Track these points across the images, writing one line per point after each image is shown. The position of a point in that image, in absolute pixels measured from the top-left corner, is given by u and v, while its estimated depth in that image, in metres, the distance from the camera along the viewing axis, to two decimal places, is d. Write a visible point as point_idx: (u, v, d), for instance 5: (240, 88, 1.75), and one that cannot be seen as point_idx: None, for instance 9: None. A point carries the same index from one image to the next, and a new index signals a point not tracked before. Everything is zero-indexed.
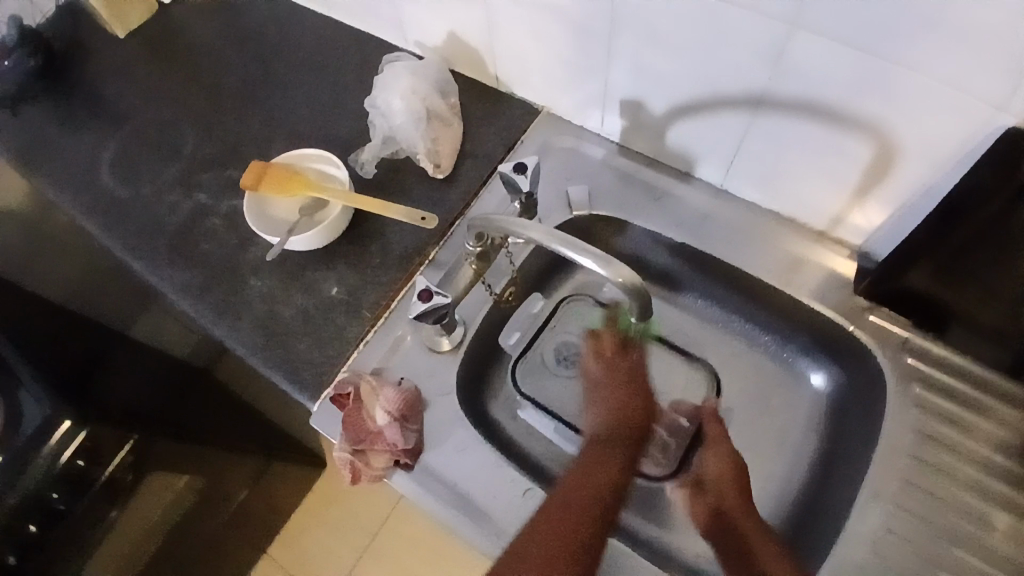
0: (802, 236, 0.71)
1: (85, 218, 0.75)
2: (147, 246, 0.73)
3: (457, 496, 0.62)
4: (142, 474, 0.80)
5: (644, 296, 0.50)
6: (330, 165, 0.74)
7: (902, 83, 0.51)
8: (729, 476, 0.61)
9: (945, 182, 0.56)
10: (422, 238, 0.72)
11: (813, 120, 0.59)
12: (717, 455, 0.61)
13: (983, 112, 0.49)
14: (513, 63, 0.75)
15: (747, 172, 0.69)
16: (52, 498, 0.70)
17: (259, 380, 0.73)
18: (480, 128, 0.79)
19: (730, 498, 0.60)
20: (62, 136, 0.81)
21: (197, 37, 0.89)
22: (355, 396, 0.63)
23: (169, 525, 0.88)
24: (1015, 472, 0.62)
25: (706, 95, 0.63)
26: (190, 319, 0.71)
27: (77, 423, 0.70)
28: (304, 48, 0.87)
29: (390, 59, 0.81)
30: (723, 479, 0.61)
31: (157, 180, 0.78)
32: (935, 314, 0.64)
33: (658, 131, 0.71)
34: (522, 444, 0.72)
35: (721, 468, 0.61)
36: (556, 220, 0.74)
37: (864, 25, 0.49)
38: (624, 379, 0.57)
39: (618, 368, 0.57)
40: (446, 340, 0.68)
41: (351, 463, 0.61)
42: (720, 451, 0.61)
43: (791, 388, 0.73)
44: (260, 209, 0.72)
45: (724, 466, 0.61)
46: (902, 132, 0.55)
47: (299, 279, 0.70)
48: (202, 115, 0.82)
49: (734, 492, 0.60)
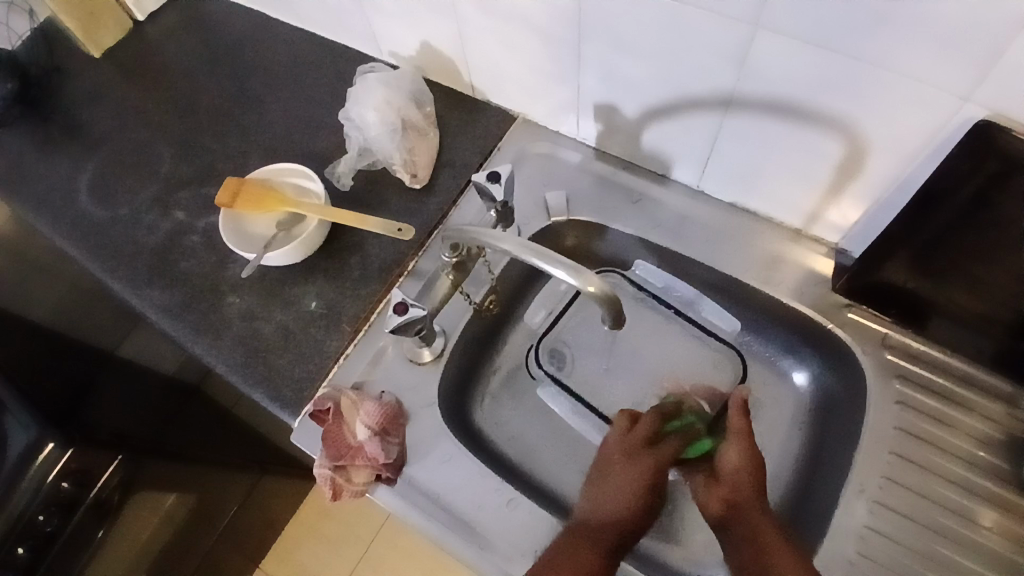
0: (781, 234, 0.71)
1: (65, 241, 0.75)
2: (126, 267, 0.73)
3: (441, 509, 0.61)
4: (130, 494, 0.82)
5: (617, 306, 0.48)
6: (306, 179, 0.74)
7: (869, 79, 0.51)
8: (746, 474, 0.58)
9: (918, 176, 0.56)
10: (400, 250, 0.72)
11: (785, 119, 0.58)
12: (738, 450, 0.59)
13: (950, 104, 0.49)
14: (485, 71, 0.75)
15: (723, 172, 0.69)
16: (40, 519, 0.71)
17: (243, 397, 0.73)
18: (456, 138, 0.79)
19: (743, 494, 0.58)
20: (40, 159, 0.81)
21: (172, 56, 0.89)
22: (335, 411, 0.62)
23: (164, 543, 0.89)
24: (1001, 469, 0.62)
25: (677, 96, 0.63)
26: (171, 339, 0.71)
27: (62, 445, 0.73)
28: (278, 62, 0.87)
29: (364, 71, 0.81)
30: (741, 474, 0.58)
31: (135, 200, 0.78)
32: (914, 309, 0.64)
33: (633, 134, 0.71)
34: (508, 452, 0.72)
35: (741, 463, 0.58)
36: (535, 226, 0.74)
37: (822, 22, 0.49)
38: (643, 474, 0.59)
39: (642, 458, 0.60)
40: (427, 351, 0.67)
41: (332, 480, 0.60)
42: (741, 445, 0.59)
43: (777, 388, 0.72)
44: (236, 226, 0.72)
45: (742, 460, 0.58)
46: (874, 127, 0.54)
47: (278, 295, 0.70)
48: (178, 134, 0.82)
49: (749, 489, 0.58)
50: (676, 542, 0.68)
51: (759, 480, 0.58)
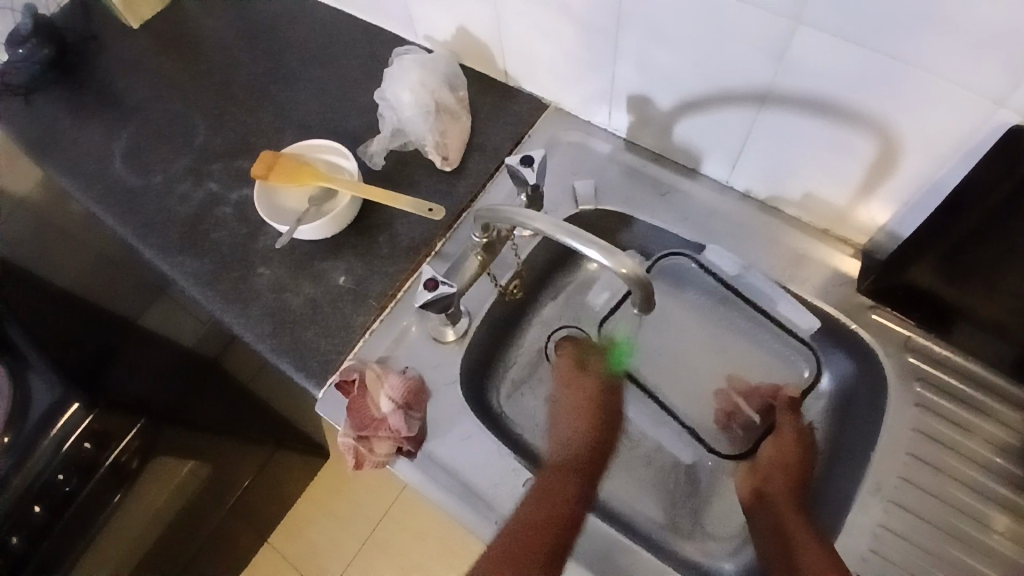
0: (807, 233, 0.71)
1: (99, 208, 0.76)
2: (159, 234, 0.74)
3: (459, 484, 0.62)
4: (149, 459, 0.80)
5: (647, 291, 0.49)
6: (338, 157, 0.75)
7: (910, 79, 0.51)
8: (779, 467, 0.65)
9: (949, 178, 0.56)
10: (430, 229, 0.73)
11: (822, 117, 0.59)
12: (783, 442, 0.67)
13: (986, 108, 0.49)
14: (521, 58, 0.76)
15: (752, 167, 0.70)
16: (59, 479, 0.71)
17: (267, 367, 0.74)
18: (488, 122, 0.80)
19: (777, 486, 0.64)
20: (75, 127, 0.83)
21: (208, 30, 0.90)
22: (360, 383, 0.64)
23: (173, 512, 0.88)
24: (1017, 476, 0.62)
25: (713, 89, 0.63)
26: (199, 307, 0.73)
27: (85, 407, 0.72)
28: (314, 41, 0.88)
29: (400, 52, 0.82)
30: (781, 465, 0.65)
31: (168, 170, 0.79)
32: (938, 312, 0.64)
33: (664, 126, 0.72)
34: (524, 433, 0.73)
35: (781, 455, 0.66)
36: (562, 214, 0.74)
37: (862, 22, 0.49)
38: (587, 398, 0.70)
39: (582, 384, 0.71)
40: (451, 331, 0.69)
41: (354, 449, 0.62)
42: (782, 442, 0.67)
43: (806, 398, 0.72)
44: (269, 199, 0.73)
45: (786, 449, 0.66)
46: (909, 127, 0.55)
47: (307, 268, 0.71)
48: (213, 107, 0.83)
49: (781, 480, 0.64)
50: (690, 535, 0.69)
51: (792, 475, 0.65)
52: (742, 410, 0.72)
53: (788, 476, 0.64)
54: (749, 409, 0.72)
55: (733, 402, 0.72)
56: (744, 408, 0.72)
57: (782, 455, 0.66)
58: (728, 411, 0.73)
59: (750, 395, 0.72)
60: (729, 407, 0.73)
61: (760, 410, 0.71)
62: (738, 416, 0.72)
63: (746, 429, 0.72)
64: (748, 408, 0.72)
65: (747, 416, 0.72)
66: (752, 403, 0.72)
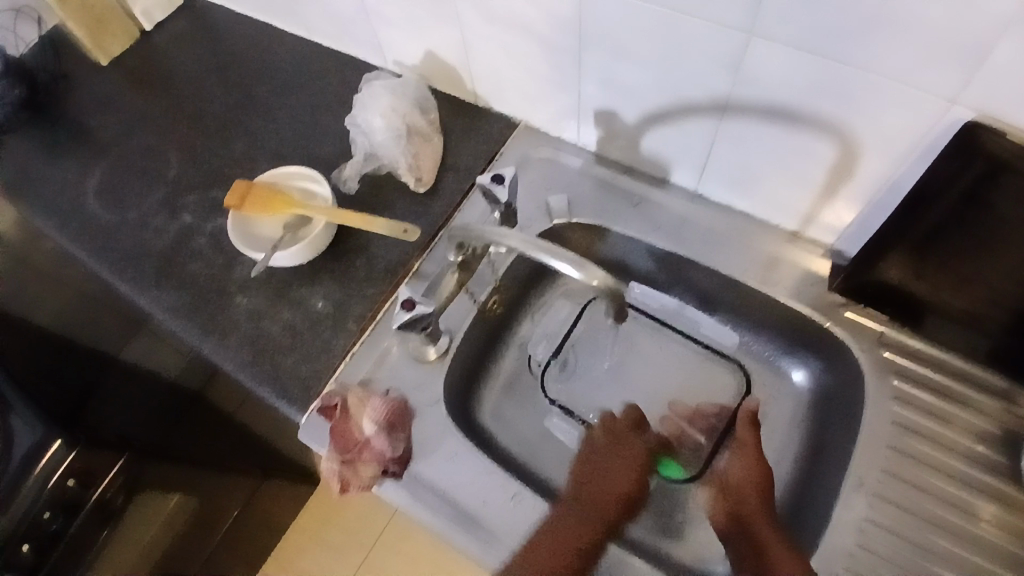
0: (775, 236, 0.73)
1: (73, 244, 0.76)
2: (135, 269, 0.74)
3: (446, 503, 0.62)
4: (132, 496, 0.80)
5: (621, 297, 0.50)
6: (313, 183, 0.75)
7: (864, 84, 0.53)
8: (751, 484, 0.61)
9: (907, 175, 0.58)
10: (406, 251, 0.73)
11: (781, 124, 0.61)
12: (744, 459, 0.62)
13: (939, 105, 0.51)
14: (489, 79, 0.77)
15: (719, 175, 0.71)
16: (44, 518, 0.70)
17: (249, 396, 0.74)
18: (460, 142, 0.81)
19: (750, 503, 0.61)
20: (47, 165, 0.82)
21: (178, 64, 0.91)
22: (343, 408, 0.64)
23: (159, 554, 0.85)
24: (998, 463, 0.63)
25: (675, 101, 0.65)
26: (178, 339, 0.72)
27: (67, 444, 0.74)
28: (284, 70, 0.89)
29: (371, 78, 0.83)
30: (746, 485, 0.61)
31: (142, 204, 0.79)
32: (909, 307, 0.66)
33: (632, 139, 0.73)
34: (511, 449, 0.73)
35: (745, 471, 0.62)
36: (537, 228, 0.75)
37: (815, 31, 0.51)
38: (630, 464, 0.62)
39: (629, 447, 0.63)
40: (432, 349, 0.69)
41: (339, 474, 0.61)
42: (749, 459, 0.62)
43: (788, 395, 0.74)
44: (244, 228, 0.73)
45: (743, 471, 0.62)
46: (868, 131, 0.56)
47: (285, 296, 0.71)
48: (186, 141, 0.84)
49: (754, 498, 0.60)
50: (677, 538, 0.69)
51: (763, 491, 0.60)
52: (687, 433, 0.70)
53: (761, 493, 0.60)
54: (695, 432, 0.70)
55: (678, 427, 0.71)
56: (691, 434, 0.70)
57: (747, 473, 0.61)
58: (675, 437, 0.71)
59: (694, 419, 0.71)
60: (674, 433, 0.71)
61: (705, 432, 0.70)
62: (685, 440, 0.70)
63: (696, 450, 0.69)
64: (694, 432, 0.70)
65: (695, 440, 0.70)
66: (697, 426, 0.70)
